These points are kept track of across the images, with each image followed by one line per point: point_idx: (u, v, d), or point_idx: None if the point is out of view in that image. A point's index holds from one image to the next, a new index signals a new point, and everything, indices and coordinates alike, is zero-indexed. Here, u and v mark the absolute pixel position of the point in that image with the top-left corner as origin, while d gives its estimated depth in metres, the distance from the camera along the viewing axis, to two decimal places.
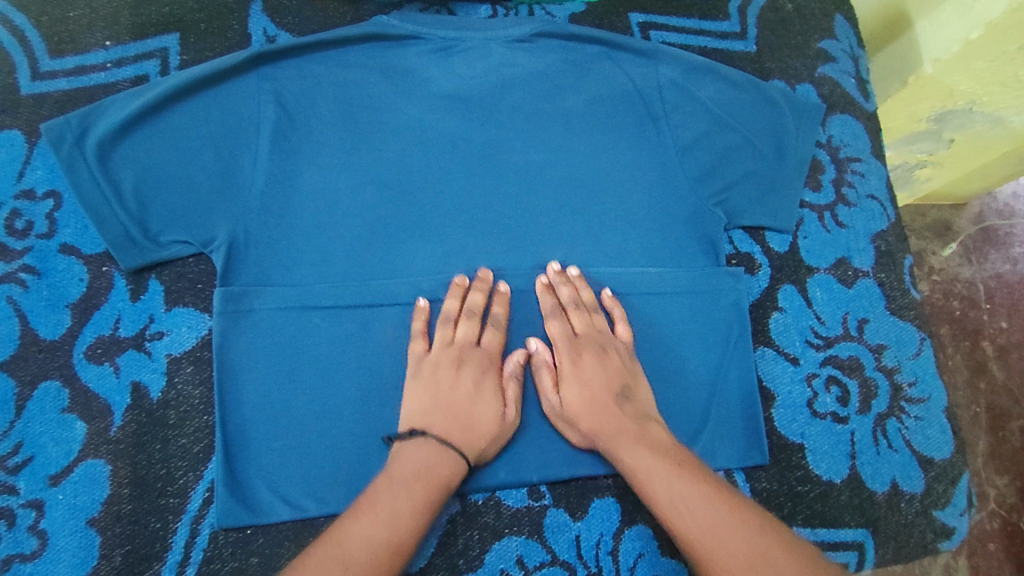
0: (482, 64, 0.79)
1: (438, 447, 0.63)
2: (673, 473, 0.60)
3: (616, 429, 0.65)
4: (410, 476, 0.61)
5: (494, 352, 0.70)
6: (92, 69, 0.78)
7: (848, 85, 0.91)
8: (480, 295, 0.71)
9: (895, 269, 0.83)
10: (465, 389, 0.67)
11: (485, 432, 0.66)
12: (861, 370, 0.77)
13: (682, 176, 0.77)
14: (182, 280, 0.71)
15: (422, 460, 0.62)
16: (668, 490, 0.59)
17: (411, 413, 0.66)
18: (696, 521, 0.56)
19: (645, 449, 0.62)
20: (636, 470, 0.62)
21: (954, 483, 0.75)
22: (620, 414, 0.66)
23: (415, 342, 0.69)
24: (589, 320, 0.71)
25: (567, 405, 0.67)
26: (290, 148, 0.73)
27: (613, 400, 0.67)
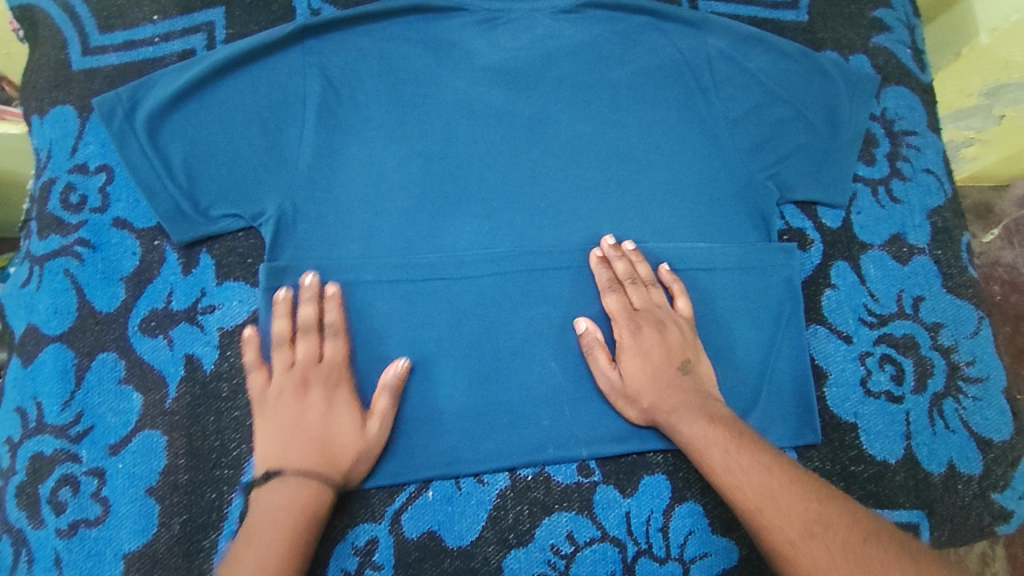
0: (527, 36, 0.78)
1: (290, 483, 0.62)
2: (732, 445, 0.61)
3: (676, 402, 0.65)
4: (271, 521, 0.60)
5: (340, 363, 0.67)
6: (140, 44, 0.78)
7: (904, 56, 0.87)
8: (309, 307, 0.67)
9: (952, 246, 0.80)
10: (314, 411, 0.64)
11: (344, 451, 0.64)
12: (916, 349, 0.75)
13: (733, 150, 0.76)
14: (232, 255, 0.71)
15: (281, 500, 0.61)
16: (727, 461, 0.60)
17: (267, 446, 0.64)
18: (753, 488, 0.58)
19: (702, 419, 0.64)
20: (692, 441, 0.63)
21: (1013, 466, 0.74)
22: (682, 387, 0.66)
23: (254, 377, 0.66)
24: (647, 294, 0.71)
25: (628, 378, 0.67)
26: (337, 122, 0.73)
27: (674, 372, 0.67)
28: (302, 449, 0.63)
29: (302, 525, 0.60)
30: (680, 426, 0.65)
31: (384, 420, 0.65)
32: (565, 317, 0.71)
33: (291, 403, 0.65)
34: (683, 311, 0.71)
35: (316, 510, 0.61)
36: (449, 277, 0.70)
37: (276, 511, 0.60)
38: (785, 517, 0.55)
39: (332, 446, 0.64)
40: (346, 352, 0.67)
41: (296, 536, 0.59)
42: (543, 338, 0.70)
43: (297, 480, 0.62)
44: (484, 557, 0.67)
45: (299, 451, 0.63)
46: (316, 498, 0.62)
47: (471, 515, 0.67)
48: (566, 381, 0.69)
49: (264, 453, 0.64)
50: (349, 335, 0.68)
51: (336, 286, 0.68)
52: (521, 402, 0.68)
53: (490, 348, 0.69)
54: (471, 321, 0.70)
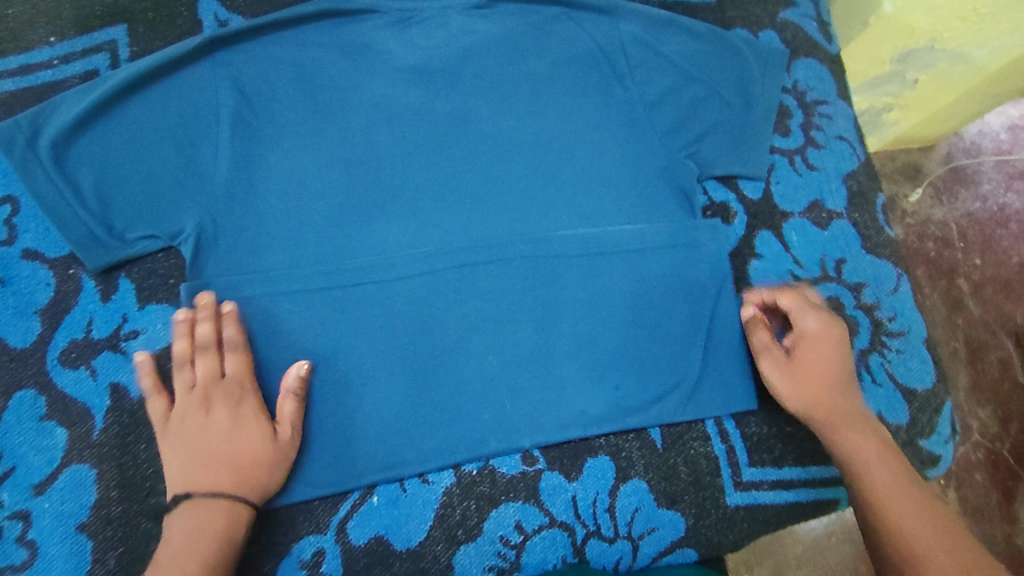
0: (442, 33, 0.78)
1: (202, 504, 0.60)
2: (884, 456, 0.65)
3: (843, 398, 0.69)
4: (183, 547, 0.59)
5: (243, 374, 0.65)
6: (37, 68, 0.75)
7: (810, 28, 0.90)
8: (207, 325, 0.66)
9: (868, 208, 0.83)
10: (220, 428, 0.63)
11: (257, 464, 0.63)
12: (841, 309, 0.78)
13: (653, 132, 0.77)
14: (153, 277, 0.70)
15: (194, 522, 0.60)
16: (893, 489, 0.62)
17: (175, 468, 0.62)
18: (888, 489, 0.62)
19: (862, 428, 0.67)
20: (886, 499, 0.61)
21: (938, 412, 0.77)
22: (850, 394, 0.69)
23: (154, 400, 0.64)
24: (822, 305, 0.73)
25: (811, 359, 0.69)
26: (251, 133, 0.72)
27: (843, 373, 0.70)
28: (210, 469, 0.62)
29: (215, 550, 0.59)
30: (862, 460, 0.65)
31: (294, 426, 0.65)
32: (499, 309, 0.71)
33: (199, 423, 0.63)
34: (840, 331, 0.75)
35: (230, 532, 0.61)
36: (380, 281, 0.70)
37: (188, 534, 0.59)
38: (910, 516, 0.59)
39: (243, 460, 0.62)
40: (247, 362, 0.66)
41: (213, 561, 0.59)
42: (479, 332, 0.70)
43: (208, 501, 0.61)
44: (434, 556, 0.66)
45: (209, 472, 0.62)
46: (232, 520, 0.61)
47: (418, 516, 0.67)
48: (504, 373, 0.69)
49: (172, 476, 0.62)
50: (250, 345, 0.67)
51: (233, 304, 0.67)
52: (459, 398, 0.68)
53: (425, 347, 0.69)
54: (406, 322, 0.69)
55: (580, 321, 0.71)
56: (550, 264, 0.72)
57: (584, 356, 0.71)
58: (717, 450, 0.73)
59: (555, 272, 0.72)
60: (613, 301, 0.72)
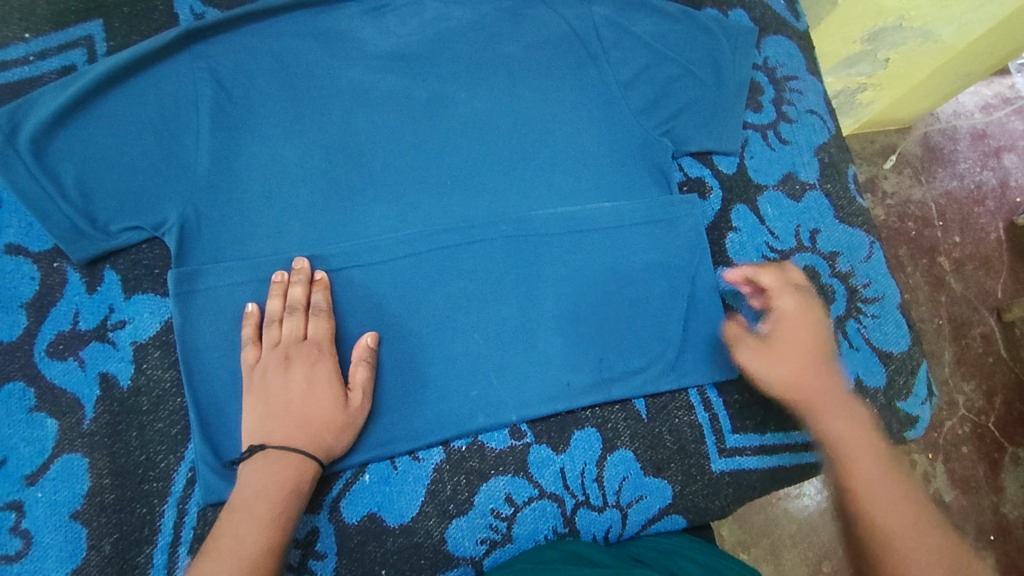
0: (416, 20, 0.79)
1: (275, 456, 0.62)
2: (874, 447, 0.60)
3: (825, 389, 0.64)
4: (251, 497, 0.60)
5: (324, 339, 0.67)
6: (14, 64, 0.75)
7: (779, 6, 0.91)
8: (299, 288, 0.67)
9: (840, 179, 0.85)
10: (298, 386, 0.65)
11: (327, 425, 0.64)
12: (817, 278, 0.80)
13: (628, 111, 0.79)
14: (138, 268, 0.71)
15: (264, 473, 0.61)
16: (871, 483, 0.58)
17: (250, 419, 0.64)
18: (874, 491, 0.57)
19: (850, 418, 0.63)
20: (864, 498, 0.57)
21: (914, 373, 0.79)
22: (834, 379, 0.65)
23: (246, 351, 0.66)
24: (808, 290, 0.71)
25: (784, 348, 0.66)
26: (231, 123, 0.72)
27: (813, 360, 0.66)
28: (285, 427, 0.63)
29: (283, 503, 0.60)
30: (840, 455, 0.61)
31: (365, 391, 0.66)
32: (482, 288, 0.72)
33: (275, 380, 0.65)
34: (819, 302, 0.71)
35: (297, 488, 0.62)
36: (365, 264, 0.71)
37: (258, 485, 0.61)
38: (896, 521, 0.55)
39: (313, 419, 0.64)
40: (330, 329, 0.68)
41: (276, 512, 0.60)
42: (463, 311, 0.71)
43: (280, 454, 0.62)
44: (427, 531, 0.68)
45: (283, 428, 0.63)
46: (300, 473, 0.62)
47: (410, 492, 0.68)
48: (489, 350, 0.70)
49: (247, 427, 0.64)
50: (334, 314, 0.69)
51: (323, 274, 0.69)
52: (446, 376, 0.69)
53: (411, 327, 0.70)
54: (391, 304, 0.70)
55: (562, 297, 0.73)
56: (531, 243, 0.73)
57: (567, 330, 0.72)
58: (701, 418, 0.75)
59: (535, 250, 0.73)
60: (593, 276, 0.74)
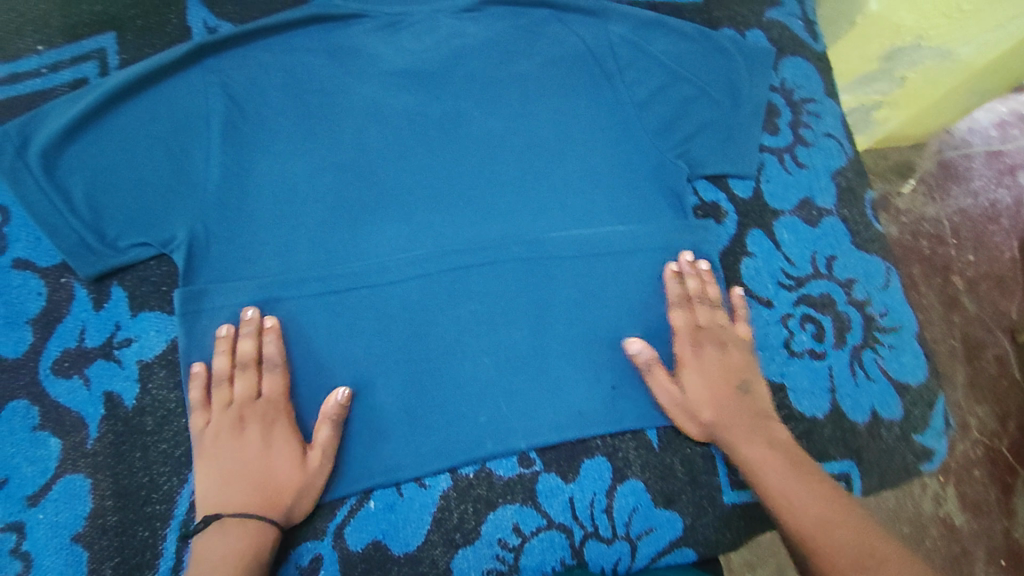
0: (430, 37, 0.79)
1: (234, 526, 0.61)
2: (785, 471, 0.64)
3: (737, 424, 0.68)
4: (212, 569, 0.59)
5: (279, 396, 0.66)
6: (26, 76, 0.75)
7: (796, 27, 0.89)
8: (249, 342, 0.66)
9: (857, 204, 0.84)
10: (254, 449, 0.64)
11: (286, 489, 0.63)
12: (833, 306, 0.79)
13: (643, 132, 0.78)
14: (145, 285, 0.70)
15: (223, 545, 0.60)
16: (786, 496, 0.62)
17: (204, 487, 0.63)
18: (811, 514, 0.60)
19: (763, 443, 0.67)
20: (795, 516, 0.60)
21: (930, 407, 0.78)
22: (741, 407, 0.69)
23: (195, 416, 0.65)
24: (713, 314, 0.73)
25: (688, 392, 0.70)
26: (242, 138, 0.72)
27: (732, 393, 0.70)
28: (244, 491, 0.62)
29: (242, 572, 0.59)
30: (750, 466, 0.66)
31: (326, 452, 0.65)
32: (492, 310, 0.71)
33: (231, 445, 0.64)
34: (741, 332, 0.73)
35: (258, 554, 0.61)
36: (375, 285, 0.70)
37: (218, 556, 0.59)
38: (826, 533, 0.58)
39: (273, 482, 0.63)
40: (285, 384, 0.66)
41: None
42: (473, 334, 0.70)
43: (238, 524, 0.61)
44: (432, 560, 0.67)
45: (240, 492, 0.62)
46: (261, 539, 0.61)
47: (416, 520, 0.67)
48: (500, 375, 0.69)
49: (202, 496, 0.62)
50: (290, 364, 0.68)
51: (275, 320, 0.68)
52: (454, 402, 0.68)
53: (419, 350, 0.69)
54: (399, 327, 0.69)
55: (574, 321, 0.72)
56: (542, 266, 0.72)
57: (578, 356, 0.71)
58: (714, 448, 0.73)
59: (547, 272, 0.72)
60: (606, 302, 0.73)
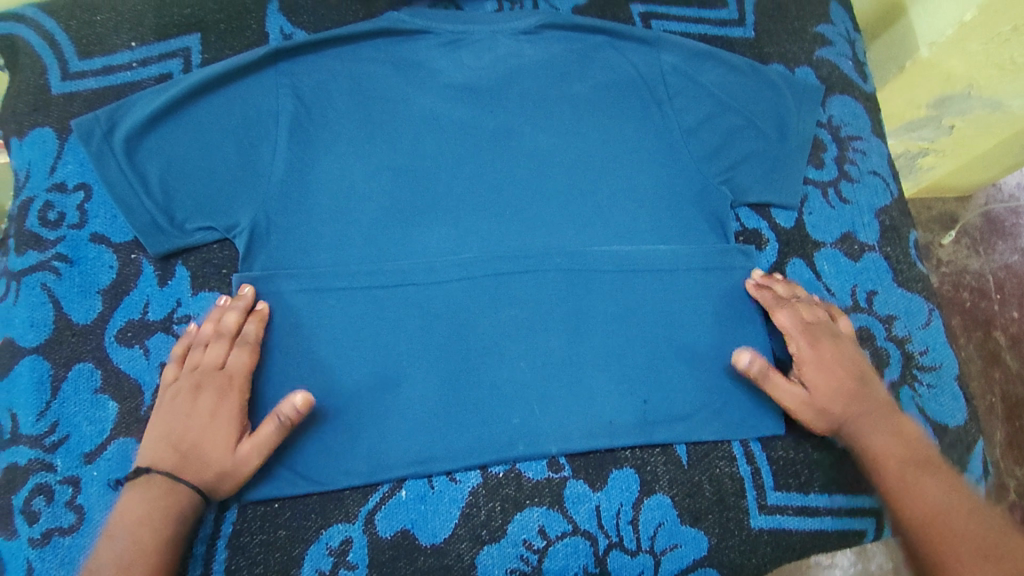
0: (490, 55, 0.83)
1: (160, 486, 0.62)
2: (910, 460, 0.67)
3: (861, 413, 0.70)
4: (134, 524, 0.61)
5: (241, 374, 0.67)
6: (118, 69, 0.82)
7: (846, 67, 0.91)
8: (234, 314, 0.69)
9: (900, 243, 0.84)
10: (200, 418, 0.65)
11: (210, 467, 0.64)
12: (872, 340, 0.79)
13: (688, 157, 0.80)
14: (207, 266, 0.74)
15: (146, 502, 0.62)
16: (906, 478, 0.66)
17: (148, 441, 0.65)
18: (930, 504, 0.63)
19: (888, 434, 0.69)
20: (917, 505, 0.63)
21: (970, 449, 0.77)
22: (863, 397, 0.71)
23: (167, 369, 0.68)
24: (815, 310, 0.75)
25: (814, 389, 0.71)
26: (307, 137, 0.77)
27: (852, 386, 0.71)
28: (174, 451, 0.64)
29: (158, 531, 0.61)
30: (879, 468, 0.67)
31: (259, 445, 0.65)
32: (530, 316, 0.73)
33: (178, 403, 0.66)
34: (843, 327, 0.75)
35: (178, 511, 0.62)
36: (422, 283, 0.73)
37: (139, 513, 0.62)
38: (947, 524, 0.61)
39: (201, 457, 0.64)
40: (250, 363, 0.68)
41: (161, 540, 0.61)
42: (511, 338, 0.72)
43: (163, 487, 0.62)
44: (457, 554, 0.68)
45: (172, 455, 0.64)
46: (185, 503, 0.63)
47: (444, 512, 0.69)
48: (535, 379, 0.71)
49: (144, 447, 0.65)
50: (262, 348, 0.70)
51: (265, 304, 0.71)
52: (489, 402, 0.70)
53: (458, 349, 0.71)
54: (441, 325, 0.72)
55: (611, 334, 0.73)
56: (583, 278, 0.74)
57: (612, 368, 0.72)
58: (743, 471, 0.73)
59: (587, 285, 0.74)
60: (643, 317, 0.74)
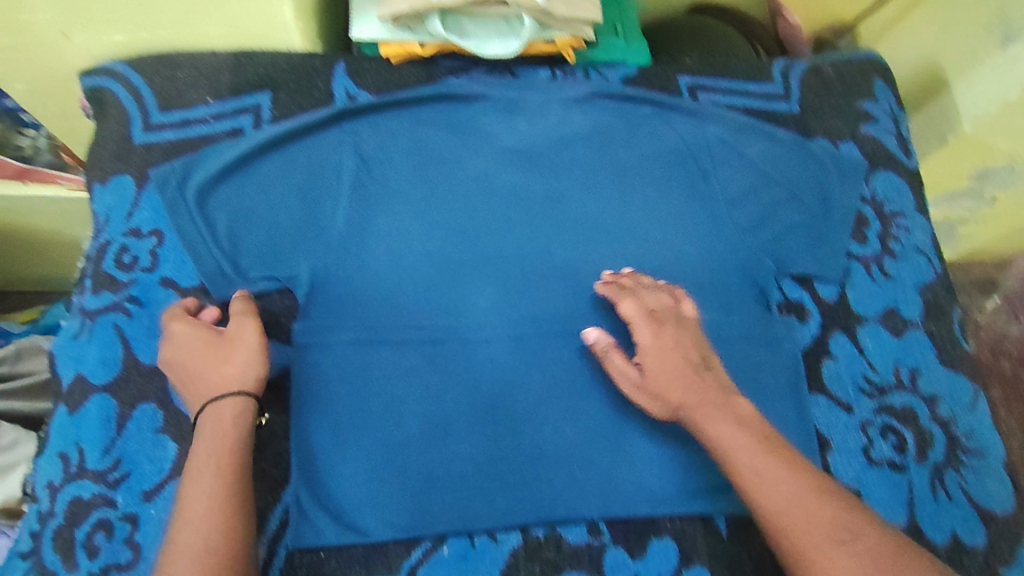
0: (542, 121, 0.87)
1: (209, 412, 0.65)
2: (755, 445, 0.62)
3: (699, 400, 0.65)
4: (203, 456, 0.62)
5: (181, 318, 0.71)
6: (195, 123, 0.88)
7: (891, 143, 0.93)
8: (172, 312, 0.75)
9: (944, 321, 0.84)
10: (179, 366, 0.68)
11: (216, 367, 0.67)
12: (915, 419, 0.78)
13: (732, 227, 0.82)
14: (267, 315, 0.78)
15: (205, 435, 0.64)
16: (751, 470, 0.61)
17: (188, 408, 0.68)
18: (780, 494, 0.60)
19: (731, 421, 0.64)
20: (769, 505, 0.60)
21: (1018, 539, 0.75)
22: (702, 385, 0.66)
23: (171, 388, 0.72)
24: (657, 297, 0.71)
25: (647, 376, 0.67)
26: (367, 193, 0.80)
27: (693, 371, 0.67)
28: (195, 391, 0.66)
29: (232, 437, 0.64)
30: (733, 460, 0.62)
31: (243, 316, 0.70)
32: (573, 378, 0.75)
33: (172, 341, 0.69)
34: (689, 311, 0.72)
35: (235, 418, 0.65)
36: (469, 339, 0.75)
37: (204, 447, 0.63)
38: (800, 514, 0.58)
39: (206, 372, 0.67)
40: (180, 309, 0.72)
41: (233, 447, 0.63)
42: (553, 399, 0.74)
43: (210, 410, 0.65)
44: None
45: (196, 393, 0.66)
46: (234, 409, 0.65)
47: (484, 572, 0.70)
48: (576, 442, 0.73)
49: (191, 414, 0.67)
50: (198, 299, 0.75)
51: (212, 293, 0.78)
52: (532, 463, 0.72)
53: (503, 407, 0.73)
54: (486, 383, 0.74)
55: None
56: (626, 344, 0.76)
57: (653, 434, 0.73)
58: None
59: (628, 347, 0.78)
60: None
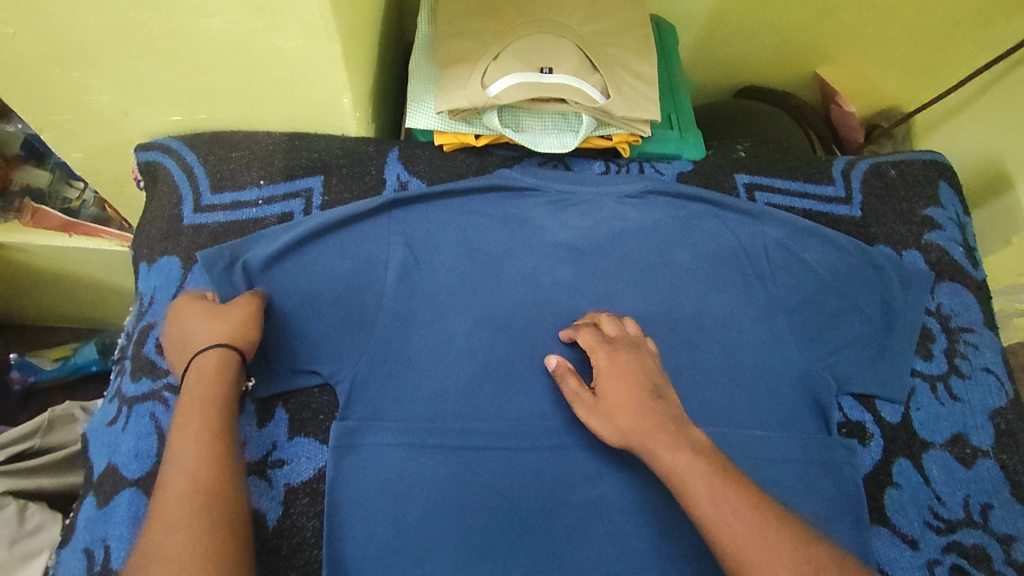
0: (594, 216, 0.85)
1: (195, 367, 0.66)
2: (705, 466, 0.61)
3: (654, 425, 0.65)
4: (188, 405, 0.64)
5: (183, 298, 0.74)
6: (246, 205, 0.88)
7: (957, 253, 0.89)
8: None
9: (1019, 451, 0.78)
10: (178, 335, 0.71)
11: (210, 330, 0.69)
12: (988, 562, 0.73)
13: (789, 338, 0.79)
14: (306, 411, 0.77)
15: (189, 386, 0.65)
16: (709, 492, 0.59)
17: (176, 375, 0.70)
18: (738, 523, 0.56)
19: (683, 447, 0.63)
20: (727, 536, 0.56)
21: None
22: (656, 411, 0.66)
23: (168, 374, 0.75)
24: (619, 327, 0.75)
25: (603, 397, 0.69)
26: (414, 287, 0.79)
27: (648, 397, 0.68)
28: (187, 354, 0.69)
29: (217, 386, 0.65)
30: (687, 486, 0.60)
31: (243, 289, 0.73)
32: (621, 496, 0.72)
33: (171, 314, 0.73)
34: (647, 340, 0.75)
35: (222, 371, 0.66)
36: (513, 448, 0.73)
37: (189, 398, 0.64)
38: (760, 547, 0.55)
39: (199, 336, 0.69)
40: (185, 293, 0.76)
41: (217, 397, 0.64)
42: (600, 520, 0.71)
43: (197, 365, 0.66)
44: None
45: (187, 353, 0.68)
46: (222, 361, 0.67)
47: None
48: (623, 569, 0.70)
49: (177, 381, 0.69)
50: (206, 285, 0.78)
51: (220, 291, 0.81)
52: None
53: (548, 527, 0.70)
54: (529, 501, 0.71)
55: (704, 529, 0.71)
56: None
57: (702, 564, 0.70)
58: None
59: None
60: None
